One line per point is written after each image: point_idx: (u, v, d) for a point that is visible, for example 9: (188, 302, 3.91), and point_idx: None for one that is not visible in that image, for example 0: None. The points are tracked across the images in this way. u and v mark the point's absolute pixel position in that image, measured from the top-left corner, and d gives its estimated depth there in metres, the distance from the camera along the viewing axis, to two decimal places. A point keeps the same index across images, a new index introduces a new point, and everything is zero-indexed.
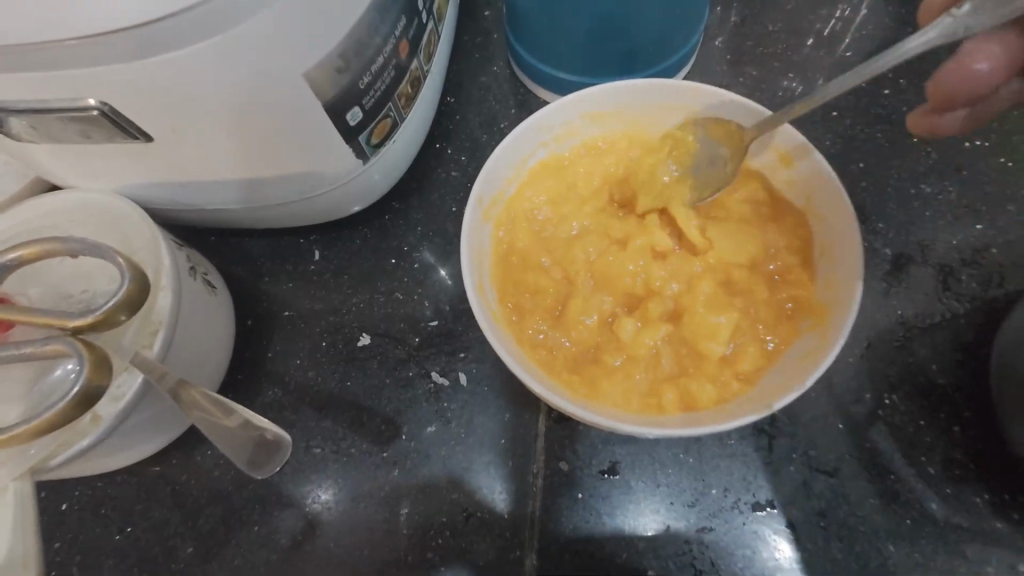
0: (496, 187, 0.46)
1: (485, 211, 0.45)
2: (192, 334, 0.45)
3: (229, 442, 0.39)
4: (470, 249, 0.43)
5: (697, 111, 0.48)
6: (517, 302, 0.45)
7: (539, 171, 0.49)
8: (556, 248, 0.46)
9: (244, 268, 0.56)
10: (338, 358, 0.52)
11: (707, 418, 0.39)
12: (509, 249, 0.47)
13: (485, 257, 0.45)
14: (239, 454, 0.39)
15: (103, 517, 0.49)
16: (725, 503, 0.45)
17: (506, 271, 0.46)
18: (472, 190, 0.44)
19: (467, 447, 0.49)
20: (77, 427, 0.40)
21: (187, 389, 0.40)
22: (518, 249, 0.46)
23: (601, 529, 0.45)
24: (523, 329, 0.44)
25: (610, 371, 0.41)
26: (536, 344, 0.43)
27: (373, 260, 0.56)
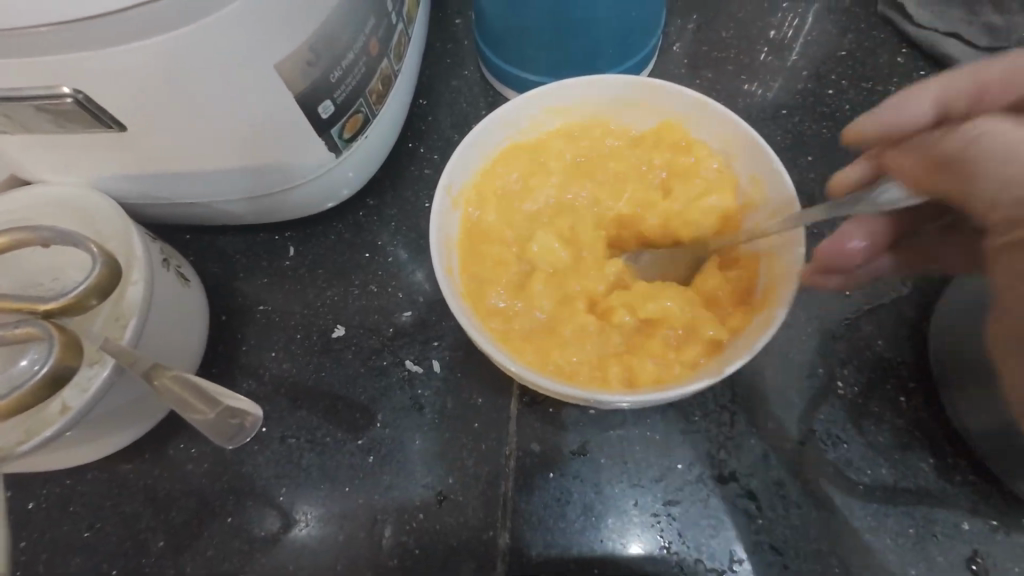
0: (464, 177, 0.48)
1: (454, 198, 0.47)
2: (165, 324, 0.46)
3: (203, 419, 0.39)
4: (439, 235, 0.45)
5: (651, 104, 0.51)
6: (485, 282, 0.46)
7: (507, 160, 0.51)
8: (522, 232, 0.48)
9: (219, 264, 0.57)
10: (312, 350, 0.53)
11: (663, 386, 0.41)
12: (477, 233, 0.49)
13: (454, 243, 0.47)
14: (214, 428, 0.39)
15: (72, 514, 0.48)
16: (690, 477, 0.46)
17: (474, 253, 0.48)
18: (440, 178, 0.46)
19: (441, 433, 0.50)
20: (46, 415, 0.40)
21: (159, 369, 0.40)
22: (486, 232, 0.48)
23: (572, 506, 0.47)
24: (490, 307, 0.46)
25: (572, 346, 0.43)
26: (503, 321, 0.45)
27: (347, 254, 0.57)
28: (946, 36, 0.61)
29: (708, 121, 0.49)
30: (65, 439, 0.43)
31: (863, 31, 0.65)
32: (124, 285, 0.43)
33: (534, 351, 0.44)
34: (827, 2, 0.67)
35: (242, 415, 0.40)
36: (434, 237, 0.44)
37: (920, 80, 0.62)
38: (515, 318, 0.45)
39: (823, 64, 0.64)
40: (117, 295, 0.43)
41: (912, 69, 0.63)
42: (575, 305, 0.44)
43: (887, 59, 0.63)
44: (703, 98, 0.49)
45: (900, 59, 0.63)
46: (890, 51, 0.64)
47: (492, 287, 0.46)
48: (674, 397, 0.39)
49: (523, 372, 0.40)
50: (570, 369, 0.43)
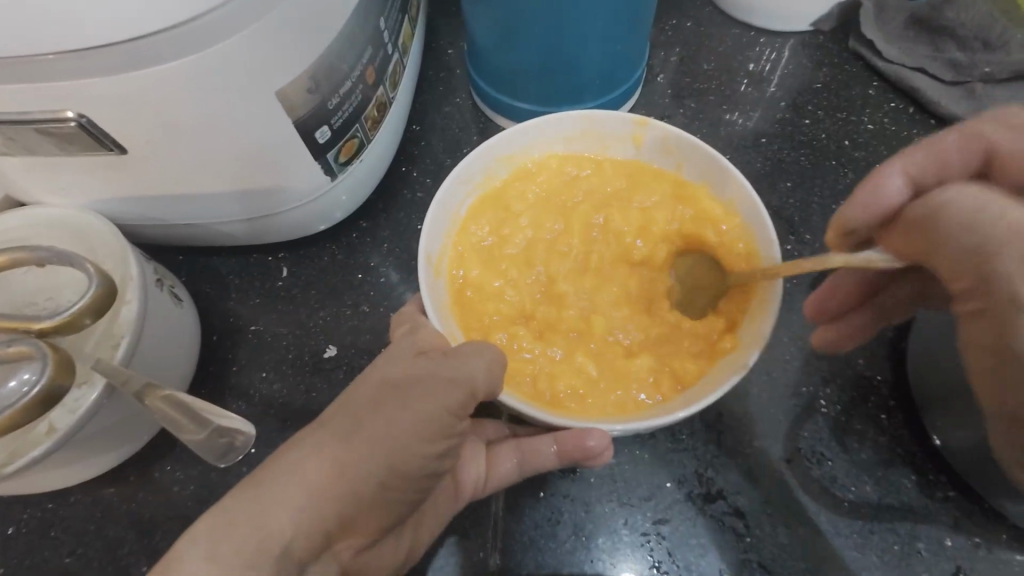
0: (441, 245, 0.49)
1: (435, 269, 0.47)
2: (157, 342, 0.46)
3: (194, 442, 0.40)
4: (431, 306, 0.44)
5: (592, 131, 0.52)
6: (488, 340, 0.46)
7: (474, 214, 0.52)
8: (509, 281, 0.49)
9: (211, 285, 0.57)
10: (303, 369, 0.53)
11: (681, 404, 0.42)
12: (464, 297, 0.49)
13: (445, 310, 0.47)
14: (208, 447, 0.40)
15: (52, 540, 0.47)
16: (678, 495, 0.47)
17: (470, 317, 0.47)
18: (420, 253, 0.46)
19: None
20: (32, 436, 0.39)
21: (155, 389, 0.40)
22: (472, 293, 0.49)
23: (563, 527, 0.47)
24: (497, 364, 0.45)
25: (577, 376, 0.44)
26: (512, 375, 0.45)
27: (339, 275, 0.58)
28: (914, 71, 0.65)
29: (648, 137, 0.51)
30: (51, 460, 0.42)
31: (836, 65, 0.69)
32: (118, 306, 0.43)
33: (541, 392, 0.44)
34: (802, 37, 0.71)
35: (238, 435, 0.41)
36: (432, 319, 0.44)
37: (891, 110, 0.65)
38: (528, 369, 0.45)
39: (799, 96, 0.67)
40: (110, 315, 0.43)
41: (883, 101, 0.66)
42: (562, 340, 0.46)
43: (860, 91, 0.67)
44: (636, 117, 0.51)
45: (872, 91, 0.67)
46: (862, 84, 0.67)
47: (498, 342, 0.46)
48: (700, 409, 0.39)
49: (551, 420, 0.40)
50: (585, 409, 0.43)
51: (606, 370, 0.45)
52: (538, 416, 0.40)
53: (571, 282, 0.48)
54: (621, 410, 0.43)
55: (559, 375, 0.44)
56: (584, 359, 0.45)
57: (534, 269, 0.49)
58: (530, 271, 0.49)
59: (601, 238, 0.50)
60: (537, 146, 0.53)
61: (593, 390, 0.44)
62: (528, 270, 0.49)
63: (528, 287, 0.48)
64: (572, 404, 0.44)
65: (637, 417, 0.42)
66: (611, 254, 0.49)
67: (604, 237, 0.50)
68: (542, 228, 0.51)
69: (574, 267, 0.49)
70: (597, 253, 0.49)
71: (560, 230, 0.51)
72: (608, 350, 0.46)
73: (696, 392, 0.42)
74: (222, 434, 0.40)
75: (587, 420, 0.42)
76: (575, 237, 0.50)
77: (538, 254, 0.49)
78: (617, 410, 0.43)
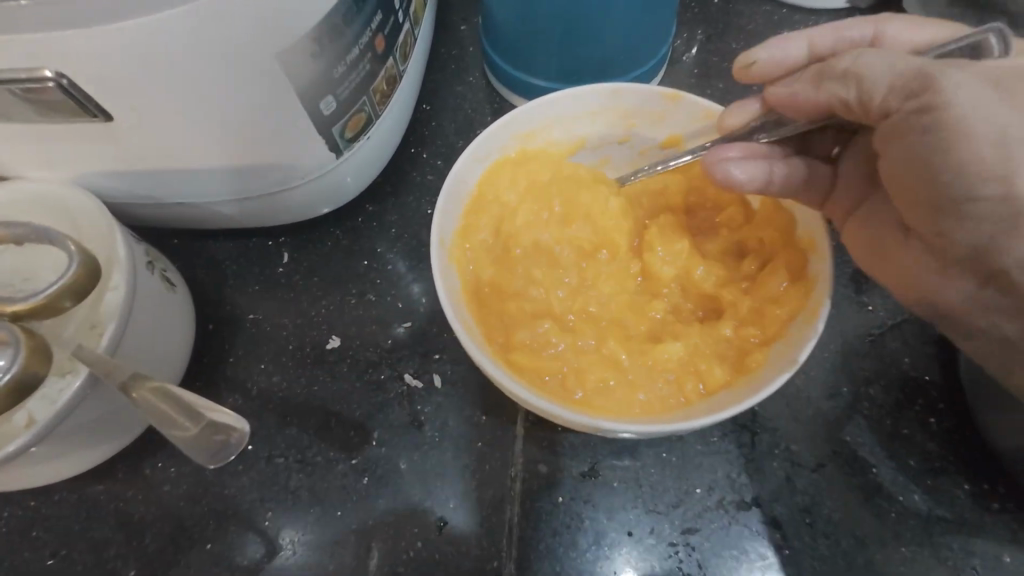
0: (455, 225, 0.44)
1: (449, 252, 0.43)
2: (146, 329, 0.42)
3: (183, 439, 0.36)
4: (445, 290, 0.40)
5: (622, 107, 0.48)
6: (510, 340, 0.41)
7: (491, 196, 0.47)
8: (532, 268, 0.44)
9: (208, 270, 0.54)
10: (304, 361, 0.50)
11: (728, 399, 0.38)
12: (481, 295, 0.43)
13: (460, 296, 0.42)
14: (197, 448, 0.36)
15: (34, 540, 0.44)
16: (709, 503, 0.43)
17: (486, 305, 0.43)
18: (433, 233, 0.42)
19: (440, 454, 0.46)
20: (9, 430, 0.36)
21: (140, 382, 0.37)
22: (492, 289, 0.43)
23: (583, 535, 0.43)
24: (520, 363, 0.40)
25: (607, 371, 0.40)
26: (536, 373, 0.40)
27: (345, 262, 0.54)
28: None
29: (682, 113, 0.47)
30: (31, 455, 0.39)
31: None
32: (100, 288, 0.39)
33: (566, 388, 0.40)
34: (836, 16, 0.67)
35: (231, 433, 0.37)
36: (449, 311, 0.39)
37: None
38: (550, 363, 0.40)
39: None
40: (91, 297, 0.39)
41: None
42: (589, 333, 0.42)
43: None
44: (669, 90, 0.46)
45: None
46: None
47: (521, 340, 0.41)
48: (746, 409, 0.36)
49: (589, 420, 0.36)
50: (619, 406, 0.39)
51: (641, 362, 0.40)
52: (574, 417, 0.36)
53: (597, 274, 0.44)
54: (655, 408, 0.39)
55: (591, 369, 0.40)
56: (617, 350, 0.40)
57: (558, 258, 0.44)
58: (553, 260, 0.44)
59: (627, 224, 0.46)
60: (558, 123, 0.48)
61: (622, 387, 0.39)
62: (549, 263, 0.44)
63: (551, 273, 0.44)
64: (605, 401, 0.39)
65: (677, 415, 0.38)
66: (635, 244, 0.45)
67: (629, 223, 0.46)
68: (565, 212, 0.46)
69: (601, 256, 0.44)
70: (622, 240, 0.45)
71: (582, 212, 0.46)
72: (640, 341, 0.41)
73: (742, 387, 0.38)
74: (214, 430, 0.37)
75: (623, 418, 0.38)
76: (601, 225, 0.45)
77: (561, 241, 0.44)
78: (650, 409, 0.39)
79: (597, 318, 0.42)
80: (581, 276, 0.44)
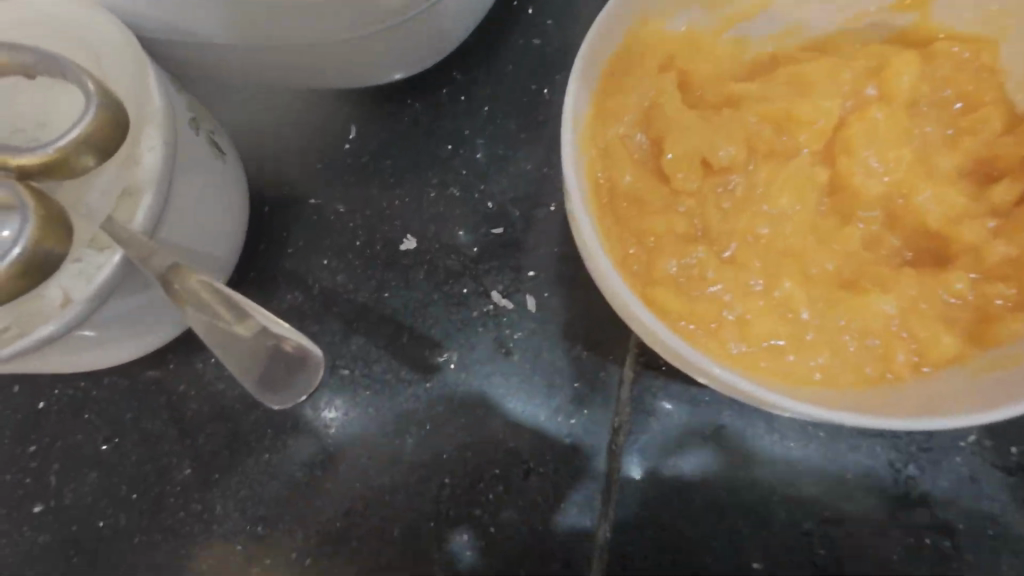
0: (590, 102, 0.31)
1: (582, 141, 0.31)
2: (192, 206, 0.34)
3: (233, 353, 0.29)
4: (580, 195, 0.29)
5: None
6: (649, 269, 0.30)
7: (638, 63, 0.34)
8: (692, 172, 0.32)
9: (262, 139, 0.44)
10: (373, 262, 0.42)
11: (954, 382, 0.29)
12: (614, 205, 0.32)
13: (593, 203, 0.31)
14: (252, 367, 0.30)
15: (87, 423, 0.41)
16: (860, 492, 0.36)
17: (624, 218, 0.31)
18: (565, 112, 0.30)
19: (530, 390, 0.39)
20: (40, 310, 0.30)
21: (183, 282, 0.29)
22: (631, 199, 0.31)
23: (696, 507, 0.36)
24: (662, 303, 0.30)
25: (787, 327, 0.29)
26: (683, 317, 0.30)
27: (424, 144, 0.44)
28: None
29: None
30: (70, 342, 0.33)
31: None
32: (131, 148, 0.30)
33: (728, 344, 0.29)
34: None
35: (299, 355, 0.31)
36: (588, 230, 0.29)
37: None
38: (711, 308, 0.30)
39: None
40: (116, 156, 0.30)
41: None
42: (765, 270, 0.30)
43: None
44: None
45: None
46: None
47: (665, 272, 0.30)
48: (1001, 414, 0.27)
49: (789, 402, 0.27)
50: (803, 375, 0.29)
51: (830, 316, 0.30)
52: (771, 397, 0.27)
53: (779, 187, 0.31)
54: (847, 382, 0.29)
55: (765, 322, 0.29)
56: (798, 298, 0.29)
57: (719, 157, 0.31)
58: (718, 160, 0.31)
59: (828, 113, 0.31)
60: None
61: (807, 351, 0.29)
62: (709, 166, 0.32)
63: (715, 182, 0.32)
64: (784, 368, 0.29)
65: (889, 399, 0.29)
66: (836, 145, 0.32)
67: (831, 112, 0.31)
68: (735, 94, 0.33)
69: (785, 159, 0.32)
70: (816, 139, 0.32)
71: (759, 97, 0.32)
72: (830, 287, 0.30)
73: (984, 369, 0.29)
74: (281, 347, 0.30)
75: (816, 394, 0.29)
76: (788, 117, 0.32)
77: (736, 138, 0.31)
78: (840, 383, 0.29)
79: (773, 249, 0.31)
80: (751, 189, 0.31)
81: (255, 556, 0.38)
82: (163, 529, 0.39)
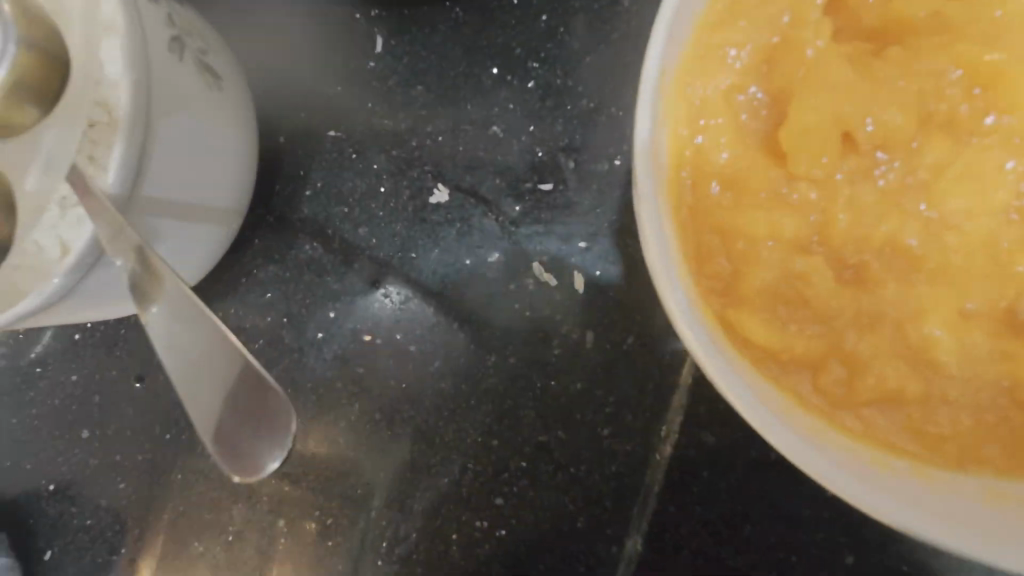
0: (681, 47, 0.22)
1: (664, 100, 0.22)
2: (180, 151, 0.28)
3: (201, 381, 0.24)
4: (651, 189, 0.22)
5: None
6: (734, 285, 0.22)
7: None
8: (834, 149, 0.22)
9: (272, 49, 0.37)
10: (400, 215, 0.36)
11: None
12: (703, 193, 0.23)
13: (672, 191, 0.23)
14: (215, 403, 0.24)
15: (118, 359, 0.40)
16: (951, 547, 0.31)
17: (716, 213, 0.23)
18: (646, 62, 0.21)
19: (569, 381, 0.34)
20: (17, 276, 0.25)
21: (149, 270, 0.25)
22: (727, 188, 0.23)
23: (747, 534, 0.32)
24: (746, 335, 0.22)
25: (919, 386, 0.22)
26: (769, 354, 0.22)
27: (466, 67, 0.36)
28: None
29: None
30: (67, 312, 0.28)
31: None
32: (85, 84, 0.24)
33: (831, 395, 0.22)
34: None
35: (274, 407, 0.25)
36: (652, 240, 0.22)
37: None
38: (818, 351, 0.22)
39: None
40: (63, 100, 0.24)
41: None
42: (907, 302, 0.22)
43: None
44: None
45: None
46: None
47: (754, 290, 0.22)
48: None
49: (896, 516, 0.21)
50: (931, 451, 0.22)
51: (982, 372, 0.22)
52: (873, 506, 0.21)
53: (947, 182, 0.22)
54: (992, 465, 0.22)
55: (894, 375, 0.22)
56: (945, 344, 0.21)
57: (867, 131, 0.22)
58: (863, 137, 0.22)
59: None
60: None
61: (939, 418, 0.22)
62: (849, 140, 0.22)
63: (859, 165, 0.22)
64: (899, 438, 0.22)
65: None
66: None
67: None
68: (905, 28, 0.22)
69: (965, 141, 0.22)
70: (1023, 116, 0.22)
71: (942, 38, 0.22)
72: (992, 331, 0.22)
73: None
74: (250, 391, 0.24)
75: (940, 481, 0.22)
76: (988, 73, 0.22)
77: (896, 107, 0.22)
78: (983, 465, 0.22)
79: (922, 272, 0.22)
80: (906, 181, 0.22)
81: (280, 509, 0.38)
82: (196, 470, 0.40)
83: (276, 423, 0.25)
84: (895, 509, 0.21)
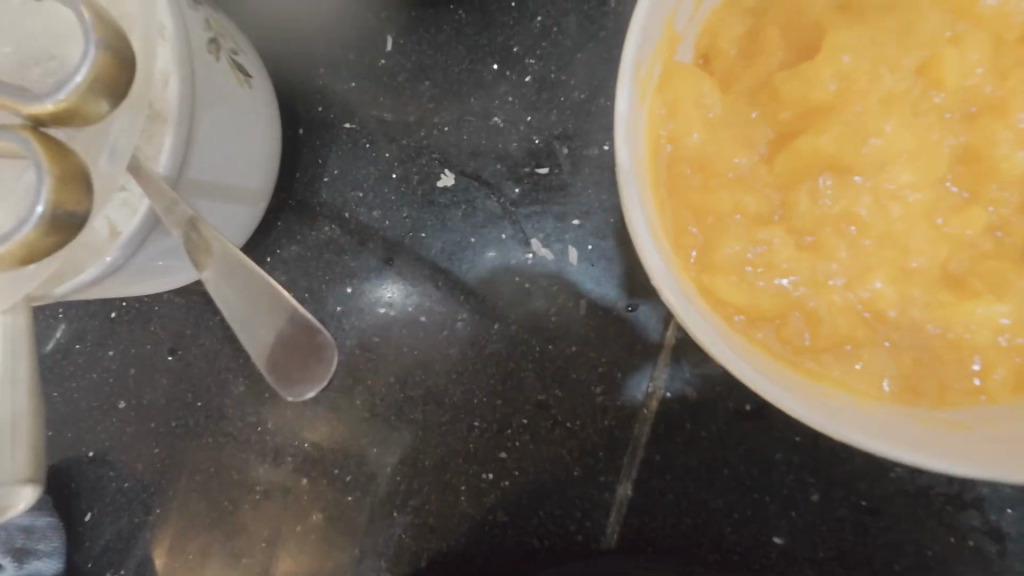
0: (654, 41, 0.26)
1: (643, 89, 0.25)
2: (217, 141, 0.32)
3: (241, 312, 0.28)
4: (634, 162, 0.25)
5: None
6: (707, 254, 0.26)
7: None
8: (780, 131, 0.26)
9: (291, 48, 0.40)
10: (411, 199, 0.40)
11: None
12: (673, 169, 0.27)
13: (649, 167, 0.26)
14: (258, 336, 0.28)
15: (152, 335, 0.44)
16: (905, 485, 0.35)
17: (686, 187, 0.26)
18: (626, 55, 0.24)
19: (564, 346, 0.38)
20: (80, 251, 0.29)
21: (196, 241, 0.29)
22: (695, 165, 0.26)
23: (724, 478, 0.36)
24: (715, 290, 0.26)
25: (860, 332, 0.26)
26: (735, 308, 0.26)
27: (469, 62, 0.39)
28: None
29: None
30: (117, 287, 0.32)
31: None
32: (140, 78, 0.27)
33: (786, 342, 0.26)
34: None
35: (319, 343, 0.29)
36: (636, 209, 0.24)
37: None
38: (777, 304, 0.26)
39: None
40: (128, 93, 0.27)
41: None
42: (851, 262, 0.26)
43: None
44: None
45: None
46: None
47: (724, 257, 0.26)
48: None
49: (854, 437, 0.24)
50: (873, 387, 0.26)
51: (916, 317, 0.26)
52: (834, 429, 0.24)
53: (888, 156, 0.25)
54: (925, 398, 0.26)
55: (839, 323, 0.26)
56: (884, 299, 0.25)
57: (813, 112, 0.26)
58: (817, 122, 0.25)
59: (964, 64, 0.25)
60: None
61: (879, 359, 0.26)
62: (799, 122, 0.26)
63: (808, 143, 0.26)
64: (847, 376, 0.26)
65: (968, 423, 0.25)
66: (966, 108, 0.26)
67: (969, 63, 0.25)
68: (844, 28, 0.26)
69: (901, 121, 0.26)
70: (945, 100, 0.26)
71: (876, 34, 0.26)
72: (929, 285, 0.25)
73: None
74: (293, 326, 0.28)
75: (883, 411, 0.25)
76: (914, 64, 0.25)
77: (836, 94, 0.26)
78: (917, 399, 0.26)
79: (868, 237, 0.26)
80: (854, 155, 0.26)
81: (304, 467, 0.42)
82: (225, 434, 0.43)
83: (319, 357, 0.29)
84: (853, 431, 0.24)
